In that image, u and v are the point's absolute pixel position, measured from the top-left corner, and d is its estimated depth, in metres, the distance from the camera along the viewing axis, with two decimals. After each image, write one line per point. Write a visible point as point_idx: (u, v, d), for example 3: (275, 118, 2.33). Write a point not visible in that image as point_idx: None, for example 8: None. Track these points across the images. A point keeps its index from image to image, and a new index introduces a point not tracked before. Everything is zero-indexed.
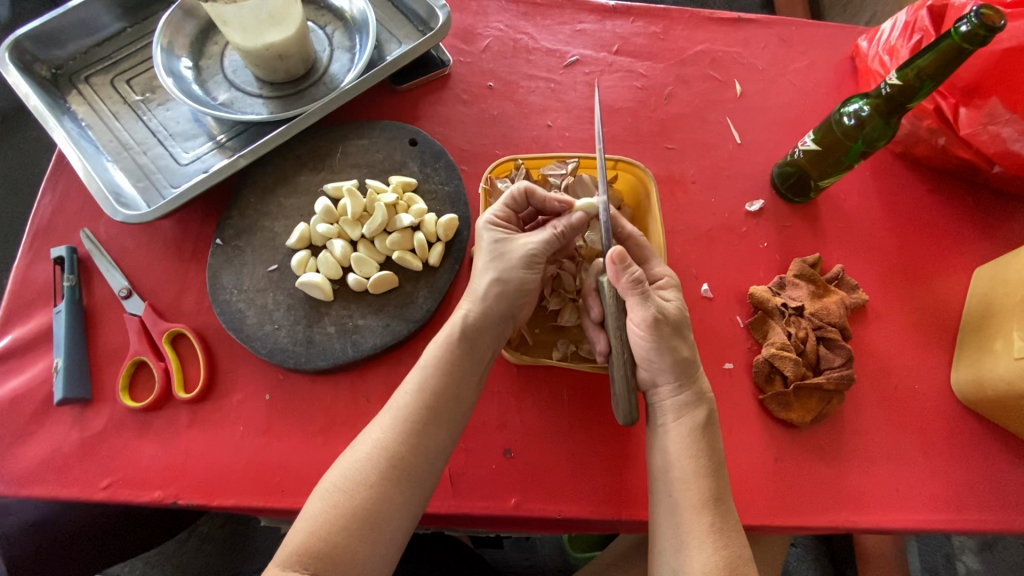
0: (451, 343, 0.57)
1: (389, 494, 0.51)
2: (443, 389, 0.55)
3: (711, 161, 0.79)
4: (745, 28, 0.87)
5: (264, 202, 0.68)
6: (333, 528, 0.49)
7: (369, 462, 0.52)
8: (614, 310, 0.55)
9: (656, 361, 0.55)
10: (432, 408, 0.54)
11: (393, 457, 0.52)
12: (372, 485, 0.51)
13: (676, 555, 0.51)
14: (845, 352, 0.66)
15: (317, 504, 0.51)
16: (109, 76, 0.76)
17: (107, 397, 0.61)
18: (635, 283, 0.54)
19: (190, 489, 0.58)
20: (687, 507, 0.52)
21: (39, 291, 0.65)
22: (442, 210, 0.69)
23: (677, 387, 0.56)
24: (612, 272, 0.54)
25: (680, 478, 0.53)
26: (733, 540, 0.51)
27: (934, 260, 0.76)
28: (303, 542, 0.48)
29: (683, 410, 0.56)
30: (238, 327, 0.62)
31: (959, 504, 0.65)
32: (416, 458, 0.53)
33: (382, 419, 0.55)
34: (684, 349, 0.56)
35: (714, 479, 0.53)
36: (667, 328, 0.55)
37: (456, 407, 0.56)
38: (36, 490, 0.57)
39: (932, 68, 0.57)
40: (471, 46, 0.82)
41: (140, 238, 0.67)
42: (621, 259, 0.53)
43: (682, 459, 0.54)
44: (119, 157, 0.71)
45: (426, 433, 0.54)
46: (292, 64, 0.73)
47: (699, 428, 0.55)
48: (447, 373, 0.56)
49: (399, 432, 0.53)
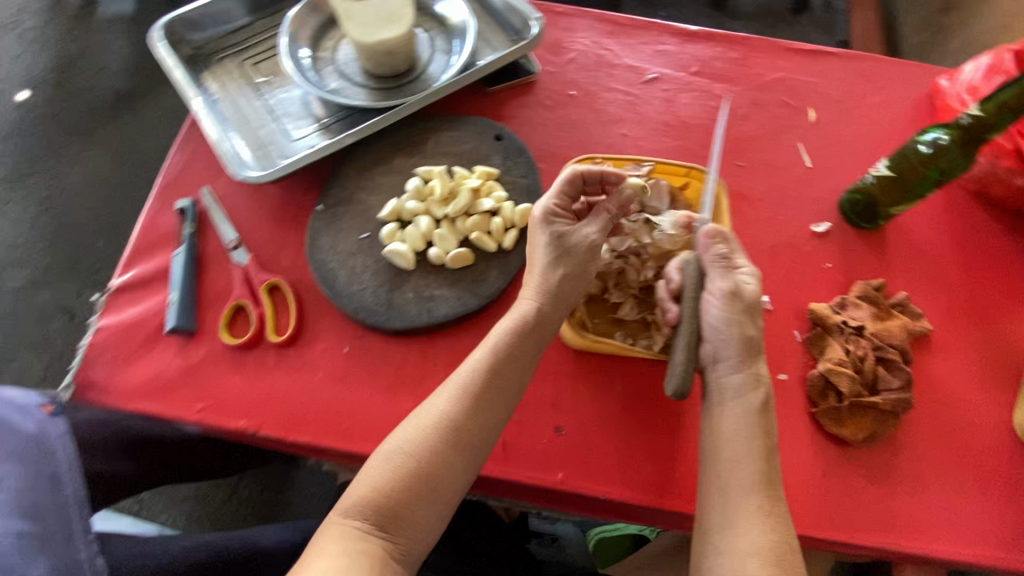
0: (518, 329, 0.61)
1: (451, 457, 0.56)
2: (502, 366, 0.60)
3: (779, 181, 0.82)
4: (822, 60, 0.90)
5: (361, 177, 0.76)
6: (394, 485, 0.53)
7: (434, 426, 0.56)
8: (693, 283, 0.59)
9: (723, 334, 0.59)
10: (489, 380, 0.59)
11: (455, 424, 0.56)
12: (437, 448, 0.55)
13: (724, 535, 0.53)
14: (905, 375, 0.66)
15: (383, 464, 0.54)
16: (238, 59, 0.86)
17: (208, 333, 0.68)
18: (718, 259, 0.60)
19: (271, 423, 0.64)
20: (738, 487, 0.55)
21: (161, 235, 0.74)
22: (519, 200, 0.74)
23: (738, 364, 0.59)
24: (701, 244, 0.61)
25: (731, 457, 0.56)
26: (781, 525, 0.53)
27: (1006, 300, 0.75)
28: (366, 494, 0.53)
29: (740, 391, 0.58)
30: (329, 284, 0.69)
31: (1015, 546, 0.63)
32: (472, 423, 0.57)
33: (444, 390, 0.59)
34: (752, 330, 0.59)
35: (766, 464, 0.55)
36: (740, 306, 0.59)
37: (506, 383, 0.59)
38: (140, 405, 0.65)
39: (1016, 102, 0.60)
40: (557, 57, 0.89)
41: (251, 198, 0.76)
42: (714, 235, 0.60)
43: (736, 438, 0.56)
44: (241, 128, 0.80)
45: (484, 404, 0.58)
46: (398, 61, 0.82)
47: (754, 410, 0.57)
48: (509, 354, 0.60)
49: (461, 402, 0.57)
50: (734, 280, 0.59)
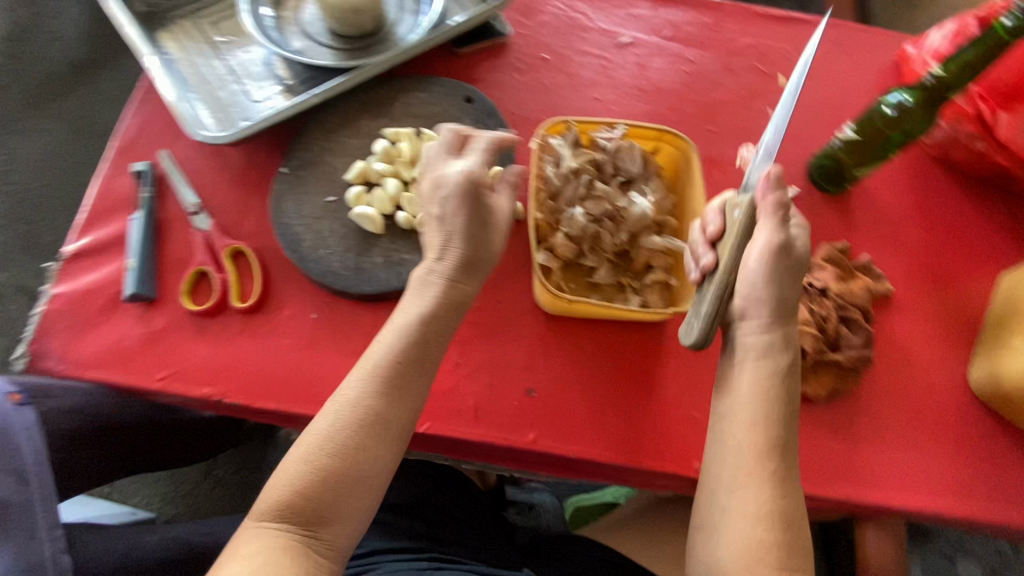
0: (429, 304, 0.59)
1: (377, 448, 0.54)
2: (406, 351, 0.57)
3: (750, 147, 0.82)
4: (794, 26, 0.90)
5: (327, 140, 0.74)
6: (311, 484, 0.51)
7: (357, 418, 0.54)
8: (738, 232, 0.58)
9: (759, 290, 0.57)
10: (394, 369, 0.56)
11: (370, 412, 0.54)
12: (359, 440, 0.53)
13: (729, 497, 0.54)
14: (864, 333, 0.68)
15: (301, 461, 0.52)
16: (196, 17, 0.82)
17: (170, 299, 0.66)
18: (776, 207, 0.57)
19: (237, 389, 0.63)
20: (750, 451, 0.55)
21: (117, 199, 0.71)
22: (489, 163, 0.73)
23: (770, 325, 0.57)
24: (761, 188, 0.57)
25: (747, 421, 0.56)
26: (789, 491, 0.54)
27: (963, 261, 0.77)
28: (285, 496, 0.51)
29: (766, 351, 0.57)
30: (295, 248, 0.67)
31: (963, 495, 0.66)
32: (389, 412, 0.55)
33: (358, 372, 0.56)
34: (791, 292, 0.57)
35: (782, 429, 0.55)
36: (787, 262, 0.57)
37: (419, 369, 0.57)
38: (99, 373, 0.63)
39: (977, 61, 0.60)
40: (529, 20, 0.87)
41: (211, 162, 0.73)
42: (777, 181, 0.57)
43: (757, 401, 0.56)
44: (199, 90, 0.77)
45: (396, 394, 0.55)
46: (365, 21, 0.78)
47: (779, 373, 0.56)
48: (420, 338, 0.57)
49: (375, 390, 0.55)
50: (787, 234, 0.57)
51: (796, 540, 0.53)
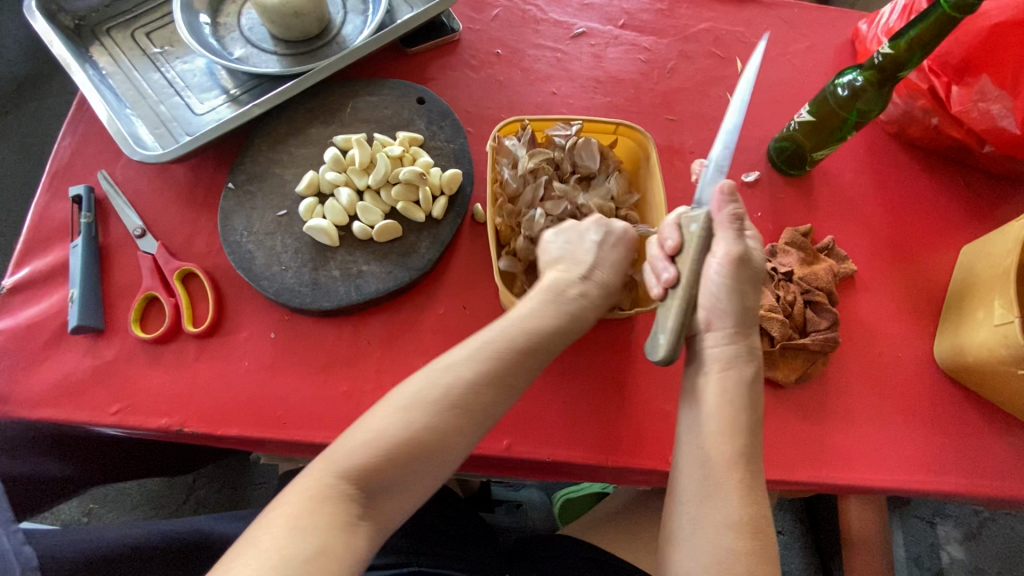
0: (561, 306, 0.57)
1: (458, 431, 0.51)
2: (545, 338, 0.56)
3: (710, 134, 0.82)
4: (748, 8, 0.90)
5: (275, 151, 0.71)
6: (394, 454, 0.49)
7: (451, 394, 0.52)
8: (699, 242, 0.55)
9: (723, 302, 0.58)
10: (529, 355, 0.55)
11: (468, 395, 0.52)
12: (449, 419, 0.51)
13: (700, 507, 0.54)
14: (831, 315, 0.68)
15: (387, 423, 0.50)
16: (130, 29, 0.78)
17: (119, 329, 0.64)
18: (733, 219, 0.57)
19: (197, 418, 0.60)
20: (721, 460, 0.55)
21: (56, 227, 0.67)
22: (446, 165, 0.71)
23: (732, 335, 0.58)
24: (718, 200, 0.57)
25: (713, 430, 0.56)
26: (760, 500, 0.54)
27: (924, 236, 0.78)
28: (361, 458, 0.48)
29: (730, 362, 0.58)
30: (247, 267, 0.64)
31: (933, 468, 0.67)
32: (492, 400, 0.53)
33: (468, 349, 0.54)
34: (751, 300, 0.59)
35: (749, 439, 0.56)
36: (746, 273, 0.57)
37: (545, 359, 0.56)
38: (47, 412, 0.60)
39: (924, 38, 0.60)
40: (480, 14, 0.85)
41: (155, 181, 0.70)
42: (730, 192, 0.57)
43: (721, 411, 0.56)
44: (137, 105, 0.73)
45: (512, 380, 0.54)
46: (308, 23, 0.75)
47: (744, 383, 0.57)
48: (553, 327, 0.56)
49: (483, 370, 0.53)
50: (744, 245, 0.57)
51: (770, 552, 0.53)
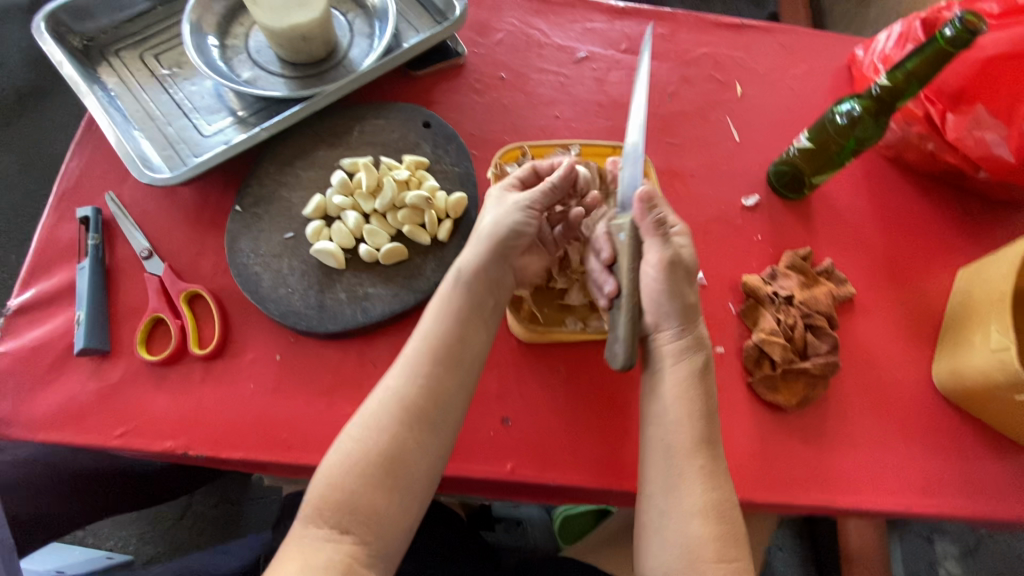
0: (456, 291, 0.59)
1: (400, 436, 0.53)
2: (448, 334, 0.58)
3: (711, 157, 0.83)
4: (747, 34, 0.91)
5: (282, 173, 0.72)
6: (350, 478, 0.51)
7: (382, 408, 0.55)
8: (630, 253, 0.58)
9: (665, 303, 0.60)
10: (442, 350, 0.57)
11: (404, 403, 0.54)
12: (386, 429, 0.53)
13: (668, 498, 0.55)
14: (831, 339, 0.69)
15: (333, 458, 0.53)
16: (139, 50, 0.79)
17: (124, 350, 0.64)
18: (657, 225, 0.59)
19: (202, 441, 0.61)
20: (680, 451, 0.56)
21: (64, 248, 0.68)
22: (451, 189, 0.72)
23: (680, 331, 0.60)
24: (637, 211, 0.59)
25: (672, 422, 0.57)
26: (723, 484, 0.56)
27: (921, 259, 0.79)
28: (323, 492, 0.51)
29: (681, 355, 0.59)
30: (253, 290, 0.65)
31: (932, 491, 0.68)
32: (427, 405, 0.55)
33: (394, 369, 0.57)
34: (690, 295, 0.60)
35: (705, 424, 0.57)
36: (680, 272, 0.59)
37: (464, 348, 0.58)
38: (52, 434, 0.60)
39: (921, 70, 0.61)
40: (485, 38, 0.86)
41: (162, 202, 0.71)
42: (647, 199, 0.58)
43: (676, 403, 0.58)
44: (145, 126, 0.74)
45: (434, 374, 0.56)
46: (315, 46, 0.76)
47: (695, 373, 0.59)
48: (455, 322, 0.58)
49: (409, 379, 0.55)
50: (672, 248, 0.59)
51: (738, 532, 0.54)
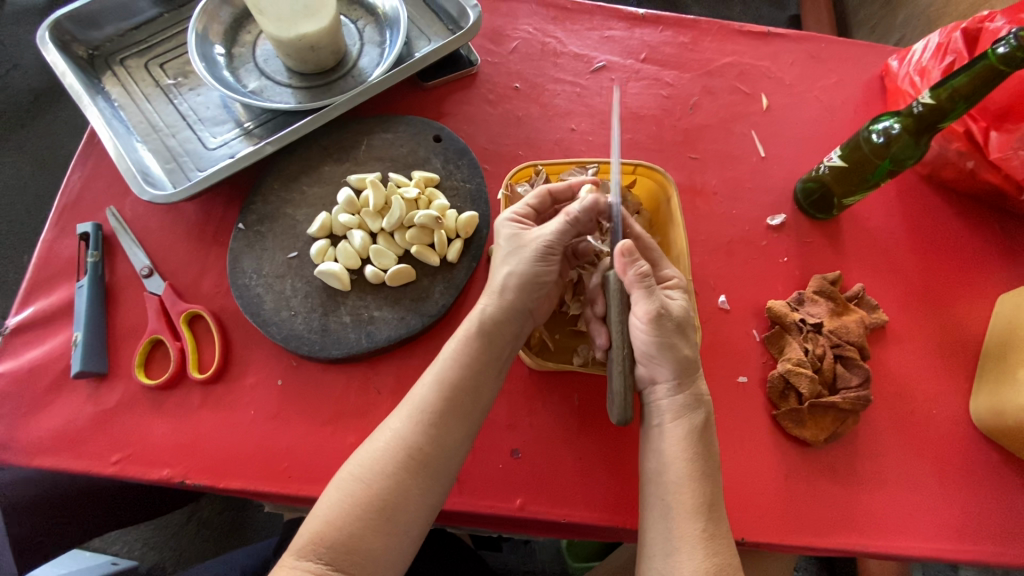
0: (469, 338, 0.56)
1: (407, 488, 0.50)
2: (463, 381, 0.55)
3: (734, 173, 0.79)
4: (774, 42, 0.87)
5: (287, 189, 0.70)
6: (347, 518, 0.48)
7: (391, 454, 0.51)
8: (618, 302, 0.55)
9: (657, 357, 0.56)
10: (453, 401, 0.54)
11: (409, 448, 0.51)
12: (397, 480, 0.50)
13: (666, 562, 0.51)
14: (863, 372, 0.65)
15: (334, 494, 0.50)
16: (144, 59, 0.77)
17: (124, 373, 0.63)
18: (641, 278, 0.55)
19: (199, 470, 0.58)
20: (679, 512, 0.52)
21: (66, 265, 0.67)
22: (462, 207, 0.69)
23: (677, 386, 0.56)
24: (619, 264, 0.55)
25: (674, 481, 0.53)
26: (724, 548, 0.51)
27: (958, 284, 0.75)
28: (319, 530, 0.48)
29: (680, 412, 0.56)
30: (255, 311, 0.63)
31: (969, 534, 0.63)
32: (433, 454, 0.52)
33: (400, 411, 0.54)
34: (685, 348, 0.56)
35: (707, 485, 0.53)
36: (670, 325, 0.55)
37: (476, 400, 0.55)
38: (47, 460, 0.59)
39: (967, 89, 0.56)
40: (499, 47, 0.83)
41: (164, 218, 0.69)
42: (629, 252, 0.54)
43: (676, 461, 0.54)
44: (148, 138, 0.72)
45: (446, 425, 0.53)
46: (323, 56, 0.73)
47: (695, 431, 0.55)
48: (466, 366, 0.55)
49: (417, 424, 0.52)
50: (660, 301, 0.55)
51: None
